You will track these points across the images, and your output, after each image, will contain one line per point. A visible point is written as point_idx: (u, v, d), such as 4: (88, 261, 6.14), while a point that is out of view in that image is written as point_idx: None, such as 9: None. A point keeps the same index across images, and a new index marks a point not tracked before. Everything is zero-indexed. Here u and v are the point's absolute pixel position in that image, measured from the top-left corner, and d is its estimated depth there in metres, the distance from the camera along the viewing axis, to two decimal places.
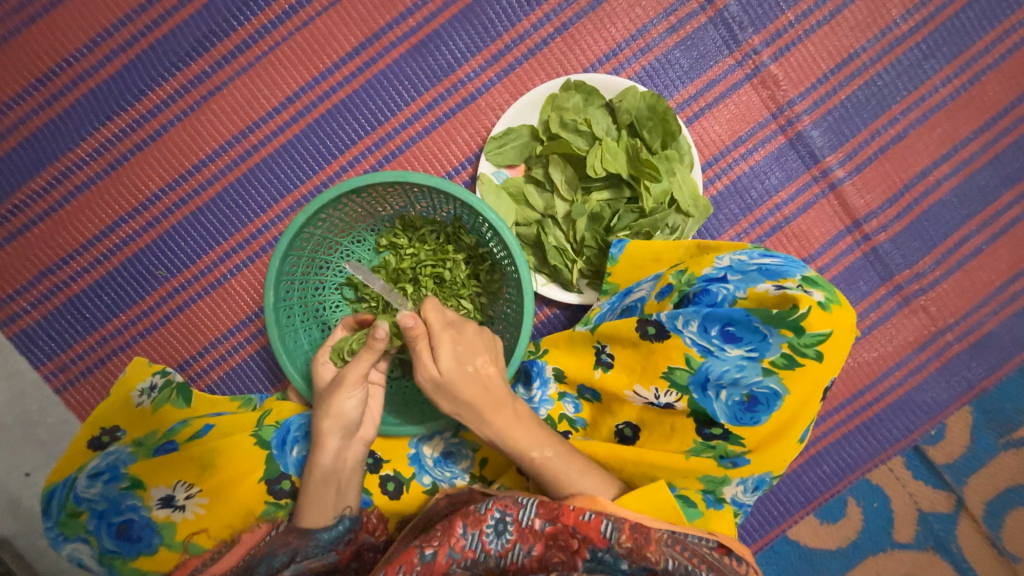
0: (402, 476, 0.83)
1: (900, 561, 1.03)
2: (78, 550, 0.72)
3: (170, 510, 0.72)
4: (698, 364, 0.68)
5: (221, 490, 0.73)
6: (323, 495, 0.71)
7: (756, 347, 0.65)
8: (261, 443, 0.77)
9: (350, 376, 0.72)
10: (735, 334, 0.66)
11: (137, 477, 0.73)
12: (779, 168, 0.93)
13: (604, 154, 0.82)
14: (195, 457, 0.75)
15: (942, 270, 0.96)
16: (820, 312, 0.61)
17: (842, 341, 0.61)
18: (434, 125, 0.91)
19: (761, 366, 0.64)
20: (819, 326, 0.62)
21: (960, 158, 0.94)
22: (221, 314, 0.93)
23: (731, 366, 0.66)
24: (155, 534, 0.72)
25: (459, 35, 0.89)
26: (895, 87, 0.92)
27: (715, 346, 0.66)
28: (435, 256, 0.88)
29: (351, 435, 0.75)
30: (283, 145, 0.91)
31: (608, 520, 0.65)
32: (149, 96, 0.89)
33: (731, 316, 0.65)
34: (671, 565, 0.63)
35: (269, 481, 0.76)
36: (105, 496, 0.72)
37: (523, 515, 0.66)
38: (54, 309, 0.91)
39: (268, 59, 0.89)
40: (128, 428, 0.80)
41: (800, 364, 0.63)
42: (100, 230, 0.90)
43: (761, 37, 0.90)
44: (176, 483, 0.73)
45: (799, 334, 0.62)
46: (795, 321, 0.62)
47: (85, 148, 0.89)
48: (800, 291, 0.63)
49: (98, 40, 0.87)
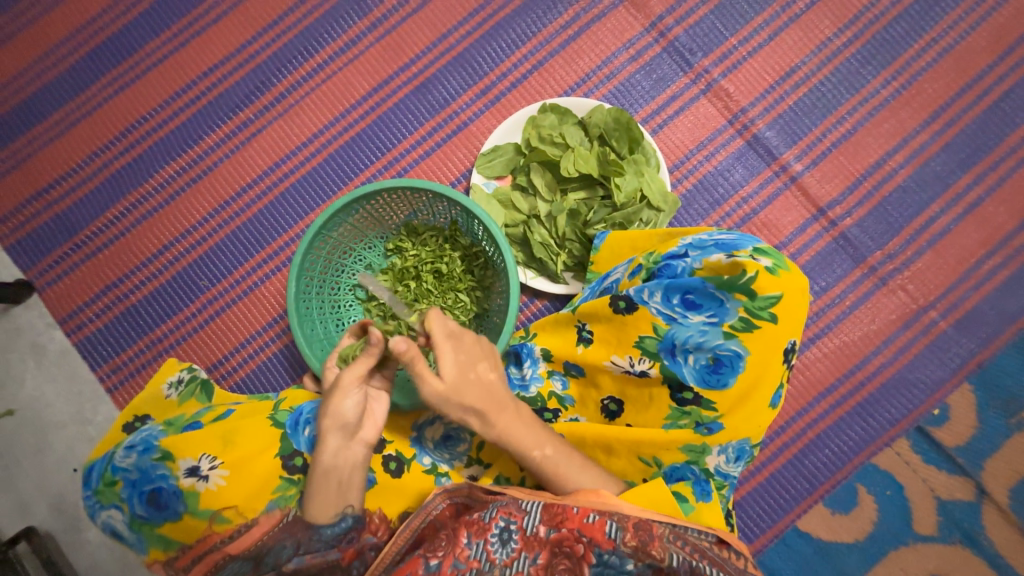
0: (403, 457, 0.89)
1: (926, 556, 0.97)
2: (112, 517, 0.78)
3: (195, 480, 0.78)
4: (665, 332, 0.73)
5: (242, 462, 0.80)
6: (324, 490, 0.76)
7: (716, 313, 0.70)
8: (277, 424, 0.86)
9: (350, 378, 0.79)
10: (695, 302, 0.71)
11: (167, 449, 0.79)
12: (740, 166, 1.03)
13: (576, 158, 0.95)
14: (219, 433, 0.82)
15: (914, 250, 1.00)
16: (767, 276, 0.67)
17: (793, 301, 0.67)
18: (433, 149, 1.07)
19: (722, 330, 0.70)
20: (769, 289, 0.67)
21: (912, 148, 1.03)
22: (250, 317, 1.06)
23: (695, 332, 0.71)
24: (181, 502, 0.77)
25: (453, 76, 1.08)
26: (838, 91, 1.04)
27: (678, 314, 0.72)
28: (434, 256, 1.00)
29: (352, 436, 0.79)
30: (309, 173, 1.08)
31: (611, 520, 0.69)
32: (204, 140, 1.09)
33: (690, 286, 0.71)
34: (676, 562, 0.64)
35: (284, 457, 0.83)
36: (138, 466, 0.78)
37: (527, 522, 0.70)
38: (114, 317, 1.06)
39: (299, 106, 1.09)
40: (156, 416, 0.89)
41: (757, 325, 0.68)
42: (156, 249, 1.07)
43: (710, 59, 1.05)
44: (202, 455, 0.79)
45: (752, 297, 0.68)
46: (746, 285, 0.68)
47: (152, 183, 1.09)
48: (748, 258, 0.69)
49: (169, 101, 1.10)
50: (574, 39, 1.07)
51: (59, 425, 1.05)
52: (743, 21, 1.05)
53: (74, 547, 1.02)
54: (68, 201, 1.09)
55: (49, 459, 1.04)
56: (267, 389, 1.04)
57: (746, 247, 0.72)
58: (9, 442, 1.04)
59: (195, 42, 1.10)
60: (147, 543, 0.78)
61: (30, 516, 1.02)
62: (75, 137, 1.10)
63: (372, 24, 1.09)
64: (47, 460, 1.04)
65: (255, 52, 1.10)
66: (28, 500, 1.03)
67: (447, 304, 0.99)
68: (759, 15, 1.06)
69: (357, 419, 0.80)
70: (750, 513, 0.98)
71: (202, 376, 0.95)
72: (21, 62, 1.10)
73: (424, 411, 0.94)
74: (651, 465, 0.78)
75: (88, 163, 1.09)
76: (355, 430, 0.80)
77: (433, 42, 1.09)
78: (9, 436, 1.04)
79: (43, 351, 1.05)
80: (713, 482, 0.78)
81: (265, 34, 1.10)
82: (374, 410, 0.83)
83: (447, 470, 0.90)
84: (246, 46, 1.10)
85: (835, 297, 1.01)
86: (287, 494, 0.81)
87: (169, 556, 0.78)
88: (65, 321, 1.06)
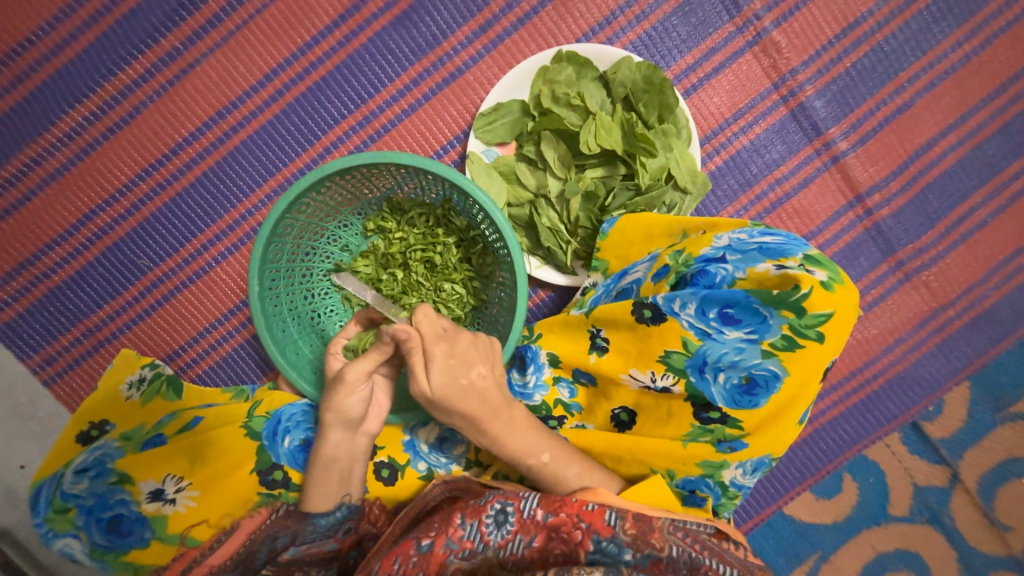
0: (397, 463, 0.82)
1: (894, 533, 1.04)
2: (68, 546, 0.68)
3: (161, 504, 0.70)
4: (696, 348, 0.64)
5: (213, 482, 0.71)
6: (325, 481, 0.72)
7: (756, 329, 0.61)
8: (250, 435, 0.74)
9: (353, 375, 0.71)
10: (734, 316, 0.61)
11: (124, 472, 0.70)
12: (780, 142, 0.89)
13: (598, 129, 0.79)
14: (184, 451, 0.72)
15: (946, 244, 0.93)
16: (823, 292, 0.57)
17: (846, 321, 0.57)
18: (420, 102, 0.87)
19: (760, 348, 0.61)
20: (821, 306, 0.58)
21: (968, 127, 0.91)
22: (208, 304, 0.90)
23: (730, 350, 0.62)
24: (147, 527, 0.69)
25: (444, 4, 0.85)
26: (903, 52, 0.88)
27: (713, 329, 0.62)
28: (424, 240, 0.86)
29: (355, 428, 0.74)
30: (263, 127, 0.87)
31: (610, 509, 0.66)
32: (120, 76, 0.84)
33: (730, 299, 0.61)
34: (675, 552, 0.63)
35: (260, 472, 0.74)
36: (94, 491, 0.69)
37: (524, 505, 0.67)
38: (36, 301, 0.88)
39: (243, 34, 0.84)
40: (117, 421, 0.77)
41: (801, 346, 0.59)
42: (77, 219, 0.87)
43: (762, 2, 0.86)
44: (165, 476, 0.71)
45: (801, 315, 0.58)
46: (797, 302, 0.58)
47: (56, 132, 0.85)
48: (801, 270, 0.58)
49: (62, 17, 0.82)
50: None
51: None
52: None
53: None
54: None
55: None
56: (234, 383, 0.92)
57: (795, 253, 0.62)
58: None
59: None
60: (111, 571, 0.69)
61: None
62: None
63: None
64: None
65: None
66: None
67: (442, 296, 0.86)
68: None
69: (361, 413, 0.73)
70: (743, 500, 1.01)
71: (166, 373, 0.82)
72: None
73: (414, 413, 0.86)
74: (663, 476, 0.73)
75: None
76: (359, 422, 0.74)
77: None
78: None
79: None
80: (727, 492, 0.72)
81: None
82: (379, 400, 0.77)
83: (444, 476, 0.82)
84: None
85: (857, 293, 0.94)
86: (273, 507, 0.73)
87: None
88: None
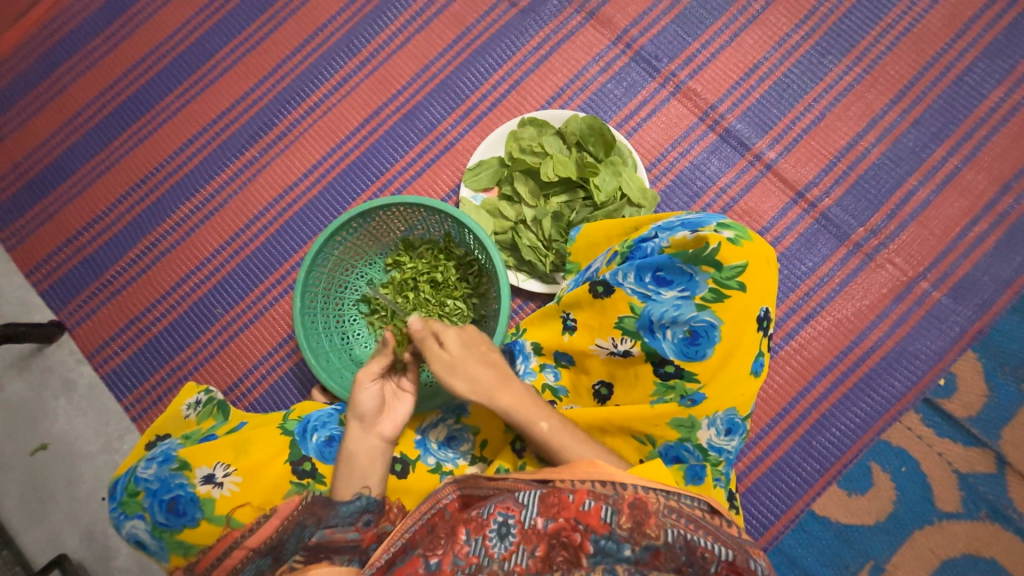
0: (408, 458, 0.83)
1: (954, 535, 0.95)
2: (136, 527, 0.73)
3: (211, 487, 0.73)
4: (641, 310, 0.70)
5: (255, 470, 0.75)
6: (348, 475, 0.73)
7: (687, 287, 0.67)
8: (285, 433, 0.80)
9: (365, 371, 0.78)
10: (666, 278, 0.68)
11: (185, 459, 0.75)
12: (716, 159, 1.08)
13: (556, 164, 1.01)
14: (232, 442, 0.77)
15: (896, 224, 1.03)
16: (731, 246, 0.65)
17: (759, 269, 0.64)
18: (424, 168, 1.15)
19: (694, 302, 0.66)
20: (735, 258, 0.65)
21: (882, 127, 1.07)
22: (262, 339, 1.12)
23: (669, 307, 0.68)
24: (198, 508, 0.72)
25: (438, 101, 1.17)
26: (802, 81, 1.09)
27: (652, 291, 0.69)
28: (431, 267, 1.05)
29: (370, 426, 0.77)
30: (311, 200, 1.16)
31: (606, 504, 0.60)
32: (215, 180, 1.19)
33: (659, 262, 0.68)
34: (670, 538, 0.58)
35: (292, 463, 0.78)
36: (158, 476, 0.73)
37: (525, 514, 0.61)
38: (137, 349, 1.13)
39: (299, 141, 1.18)
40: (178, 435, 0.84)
41: (727, 295, 0.65)
42: (175, 282, 1.15)
43: (676, 63, 1.12)
44: (216, 463, 0.75)
45: (719, 268, 0.65)
46: (711, 256, 0.65)
47: (170, 222, 1.18)
48: (711, 230, 0.66)
49: (183, 147, 1.20)
50: (547, 58, 1.15)
51: (88, 456, 1.10)
52: (703, 26, 1.12)
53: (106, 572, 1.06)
54: (95, 245, 1.18)
55: (80, 489, 1.09)
56: (281, 405, 1.10)
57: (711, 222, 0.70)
58: (40, 476, 1.09)
59: (204, 94, 1.22)
60: (168, 550, 0.73)
61: (62, 546, 1.07)
62: (99, 187, 1.20)
63: (361, 62, 1.20)
64: (79, 491, 1.09)
65: (258, 97, 1.21)
66: (60, 532, 1.07)
67: (445, 311, 1.02)
68: (718, 19, 1.12)
69: (375, 411, 0.77)
70: (764, 498, 0.97)
71: (219, 397, 0.90)
72: (51, 125, 1.22)
73: (428, 414, 0.87)
74: (646, 444, 0.73)
75: (113, 210, 1.19)
76: (374, 420, 0.77)
77: (417, 73, 1.18)
78: (41, 471, 1.10)
79: (73, 386, 1.12)
80: (708, 460, 0.71)
81: (266, 81, 1.21)
82: (395, 405, 0.79)
83: (451, 469, 0.83)
84: (250, 94, 1.21)
85: (823, 276, 1.02)
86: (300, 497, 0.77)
87: (190, 561, 0.73)
88: (93, 356, 1.13)
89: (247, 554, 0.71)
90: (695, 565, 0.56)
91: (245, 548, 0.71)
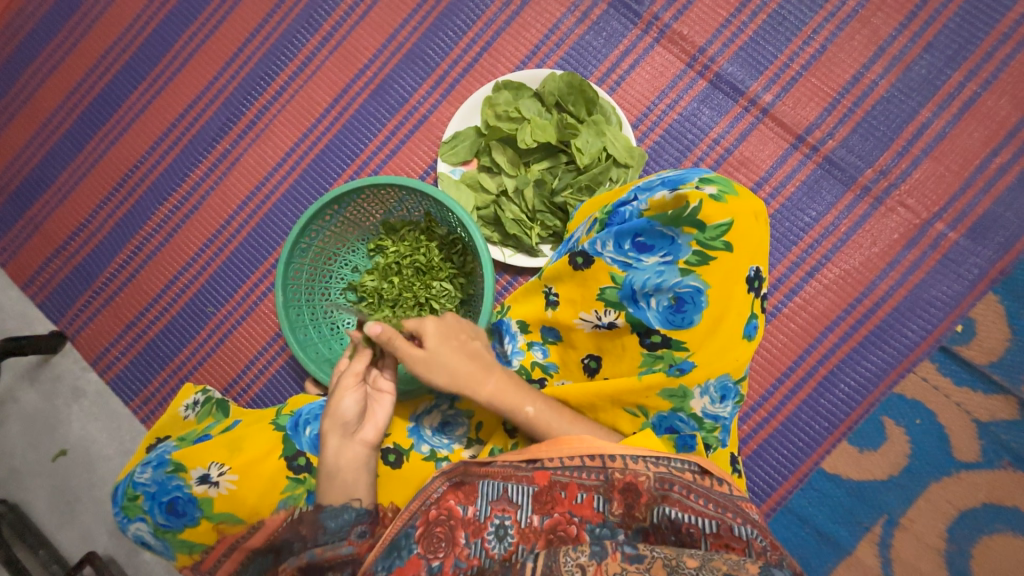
0: (402, 448, 0.80)
1: (975, 485, 0.92)
2: (140, 529, 0.75)
3: (207, 486, 0.73)
4: (623, 279, 0.65)
5: (250, 468, 0.74)
6: (332, 487, 0.69)
7: (670, 251, 0.63)
8: (278, 429, 0.79)
9: (349, 373, 0.75)
10: (646, 244, 0.64)
11: (179, 462, 0.75)
12: (707, 108, 1.00)
13: (533, 129, 0.94)
14: (227, 442, 0.77)
15: (909, 161, 0.95)
16: (714, 204, 0.60)
17: (746, 226, 0.60)
18: (399, 146, 1.10)
19: (678, 267, 0.62)
20: (718, 217, 0.60)
21: (891, 55, 0.97)
22: (256, 334, 1.12)
23: (651, 274, 0.64)
24: (197, 508, 0.73)
25: (408, 72, 1.10)
26: (800, 11, 0.99)
27: (632, 259, 0.65)
28: (413, 249, 1.00)
29: (352, 434, 0.73)
30: (288, 189, 1.13)
31: (597, 494, 0.60)
32: (190, 176, 1.16)
33: (638, 228, 0.64)
34: (658, 518, 0.57)
35: (288, 458, 0.77)
36: (155, 479, 0.74)
37: (520, 514, 0.60)
38: (137, 353, 1.14)
39: (270, 128, 1.14)
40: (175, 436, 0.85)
41: (712, 257, 0.61)
42: (164, 285, 1.15)
43: (659, 5, 1.02)
44: (211, 463, 0.75)
45: (702, 229, 0.61)
46: (693, 217, 0.61)
47: (152, 224, 1.16)
48: (691, 188, 0.61)
49: (156, 145, 1.17)
50: (518, 14, 1.07)
51: (105, 458, 1.14)
52: None
53: (135, 566, 1.11)
54: (84, 253, 1.17)
55: (102, 490, 1.13)
56: (281, 397, 1.11)
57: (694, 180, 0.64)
58: (65, 480, 1.14)
59: (170, 86, 1.17)
60: (174, 549, 0.75)
61: (91, 544, 1.12)
62: (79, 195, 1.19)
63: (324, 38, 1.13)
64: (102, 492, 1.13)
65: (223, 86, 1.16)
66: (88, 530, 1.12)
67: (432, 294, 0.99)
68: None
69: (357, 418, 0.74)
70: (771, 458, 0.94)
71: (216, 396, 0.90)
72: (22, 136, 1.20)
73: (420, 401, 0.85)
74: (639, 415, 0.69)
75: (96, 216, 1.18)
76: (356, 428, 0.74)
77: (383, 44, 1.11)
78: (64, 475, 1.14)
79: (82, 393, 1.15)
80: (704, 426, 0.68)
81: (230, 67, 1.16)
82: (376, 409, 0.76)
83: (447, 454, 0.81)
84: (214, 82, 1.16)
85: (829, 226, 0.96)
86: (297, 493, 0.75)
87: (196, 559, 0.75)
88: (95, 363, 1.15)
89: (248, 554, 0.73)
90: (683, 542, 0.55)
91: (248, 547, 0.73)
